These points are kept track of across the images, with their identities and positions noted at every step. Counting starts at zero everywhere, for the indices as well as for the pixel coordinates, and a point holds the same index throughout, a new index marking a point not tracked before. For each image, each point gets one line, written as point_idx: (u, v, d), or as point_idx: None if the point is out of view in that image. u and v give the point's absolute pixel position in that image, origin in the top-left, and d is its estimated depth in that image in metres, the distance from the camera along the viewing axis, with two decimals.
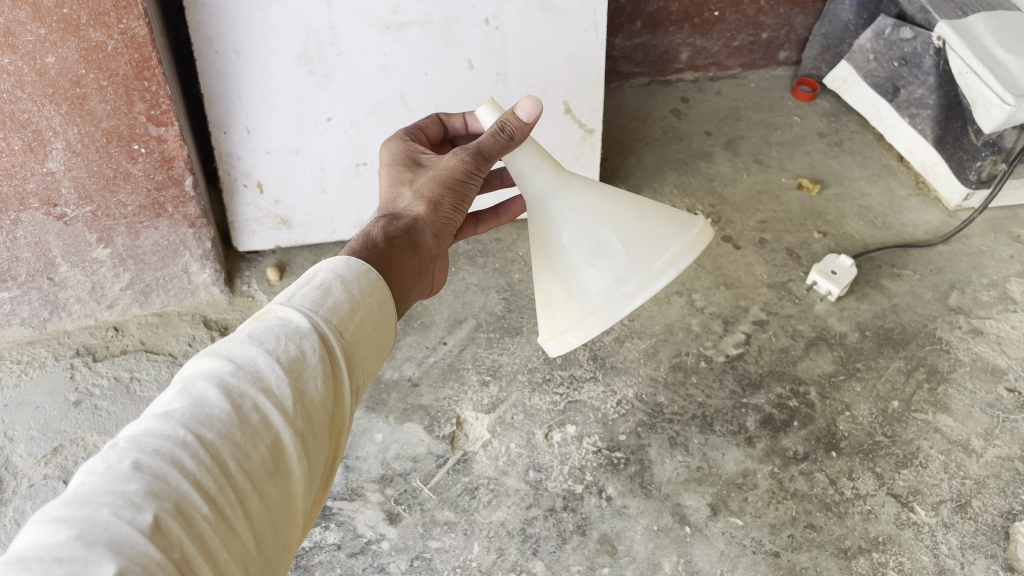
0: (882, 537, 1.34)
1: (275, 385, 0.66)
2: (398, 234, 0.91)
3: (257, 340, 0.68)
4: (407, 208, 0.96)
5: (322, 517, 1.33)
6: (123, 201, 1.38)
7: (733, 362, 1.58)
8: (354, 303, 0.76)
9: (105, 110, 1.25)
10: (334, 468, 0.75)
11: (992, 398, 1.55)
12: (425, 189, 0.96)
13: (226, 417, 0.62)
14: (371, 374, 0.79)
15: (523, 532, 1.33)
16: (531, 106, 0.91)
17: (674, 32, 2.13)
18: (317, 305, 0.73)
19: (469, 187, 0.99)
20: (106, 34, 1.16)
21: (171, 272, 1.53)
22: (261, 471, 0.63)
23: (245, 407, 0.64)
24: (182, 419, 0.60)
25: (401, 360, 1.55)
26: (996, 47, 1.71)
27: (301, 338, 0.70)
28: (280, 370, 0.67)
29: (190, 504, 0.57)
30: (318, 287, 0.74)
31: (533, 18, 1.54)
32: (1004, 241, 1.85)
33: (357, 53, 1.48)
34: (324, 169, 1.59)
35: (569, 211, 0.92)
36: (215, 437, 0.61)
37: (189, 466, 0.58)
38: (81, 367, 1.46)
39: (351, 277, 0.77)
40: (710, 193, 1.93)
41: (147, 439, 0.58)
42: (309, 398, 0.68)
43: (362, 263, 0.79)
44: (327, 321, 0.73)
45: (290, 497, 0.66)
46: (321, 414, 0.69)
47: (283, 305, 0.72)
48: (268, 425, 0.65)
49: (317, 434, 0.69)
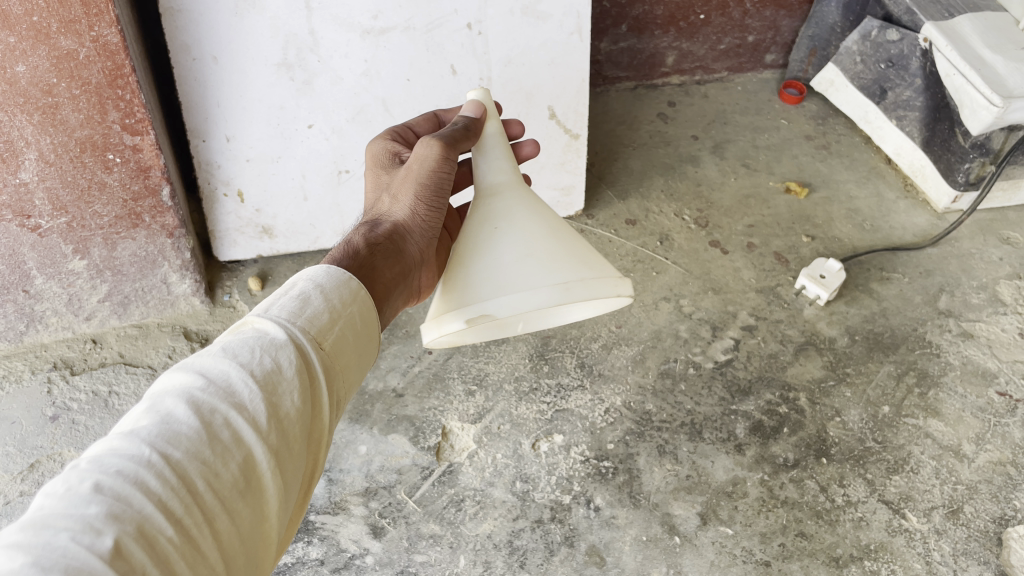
0: (874, 545, 1.32)
1: (248, 401, 0.64)
2: (378, 242, 0.89)
3: (231, 353, 0.66)
4: (387, 213, 0.94)
5: (305, 532, 1.31)
6: (99, 211, 1.35)
7: (721, 368, 1.56)
8: (334, 313, 0.74)
9: (78, 119, 1.22)
10: (313, 486, 0.73)
11: (984, 402, 1.53)
12: (403, 192, 0.94)
13: (195, 435, 0.60)
14: (351, 388, 0.77)
15: (510, 544, 1.31)
16: (474, 104, 0.98)
17: (659, 36, 2.12)
18: (295, 315, 0.71)
19: (444, 180, 0.95)
20: (78, 41, 1.14)
21: (150, 283, 1.50)
22: (232, 490, 0.60)
23: (216, 423, 0.62)
24: (148, 437, 0.58)
25: (385, 370, 1.53)
26: (982, 48, 1.70)
27: (277, 350, 0.68)
28: (253, 385, 0.65)
29: (153, 527, 0.54)
30: (297, 297, 0.73)
31: (516, 22, 1.52)
32: (993, 243, 1.84)
33: (337, 60, 1.46)
34: (305, 176, 1.57)
35: (478, 220, 0.93)
36: (182, 456, 0.58)
37: (153, 487, 0.55)
38: (58, 381, 1.44)
39: (331, 287, 0.75)
40: (697, 198, 1.91)
41: (110, 459, 0.56)
42: (285, 413, 0.66)
43: (343, 272, 0.78)
44: (305, 332, 0.71)
45: (262, 517, 0.63)
46: (297, 430, 0.67)
47: (260, 316, 0.70)
48: (240, 441, 0.62)
49: (293, 451, 0.67)
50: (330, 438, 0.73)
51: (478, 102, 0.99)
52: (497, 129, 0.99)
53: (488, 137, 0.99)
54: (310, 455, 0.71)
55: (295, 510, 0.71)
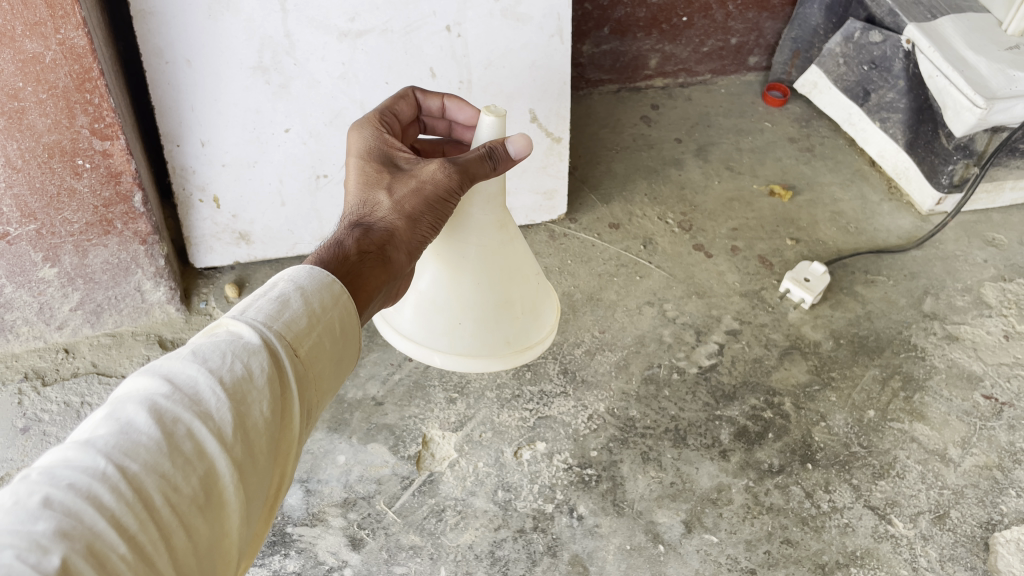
0: (860, 551, 1.31)
1: (214, 410, 0.61)
2: (373, 255, 0.83)
3: (200, 358, 0.63)
4: (385, 221, 0.87)
5: (282, 545, 1.28)
6: (69, 218, 1.32)
7: (706, 373, 1.55)
8: (313, 316, 0.71)
9: (46, 124, 1.19)
10: (281, 498, 0.69)
11: (969, 405, 1.52)
12: (407, 202, 0.88)
13: (155, 446, 0.57)
14: (326, 395, 0.74)
15: (492, 555, 1.28)
16: (523, 145, 0.90)
17: (642, 38, 2.10)
18: (271, 318, 0.68)
19: (449, 206, 0.91)
20: (44, 45, 1.11)
21: (123, 291, 1.47)
22: (191, 505, 0.57)
23: (178, 434, 0.58)
24: (103, 447, 0.55)
25: (364, 378, 1.50)
26: (965, 49, 1.70)
27: (249, 355, 0.65)
28: (221, 393, 0.61)
29: (104, 545, 0.51)
30: (275, 299, 0.69)
31: (495, 24, 1.50)
32: (978, 246, 1.83)
33: (314, 63, 1.44)
34: (283, 182, 1.54)
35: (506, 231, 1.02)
36: (140, 469, 0.55)
37: (106, 502, 0.53)
38: (30, 392, 1.40)
39: (312, 288, 0.72)
40: (680, 201, 1.90)
41: (62, 470, 0.53)
42: (252, 423, 0.63)
43: (324, 273, 0.73)
44: (281, 336, 0.68)
45: (222, 532, 0.60)
46: (264, 441, 0.64)
47: (234, 318, 0.67)
48: (203, 454, 0.59)
49: (260, 463, 0.64)
50: (299, 449, 0.70)
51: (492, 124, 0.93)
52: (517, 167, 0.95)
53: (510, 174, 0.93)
54: (277, 466, 0.68)
55: (260, 523, 0.67)
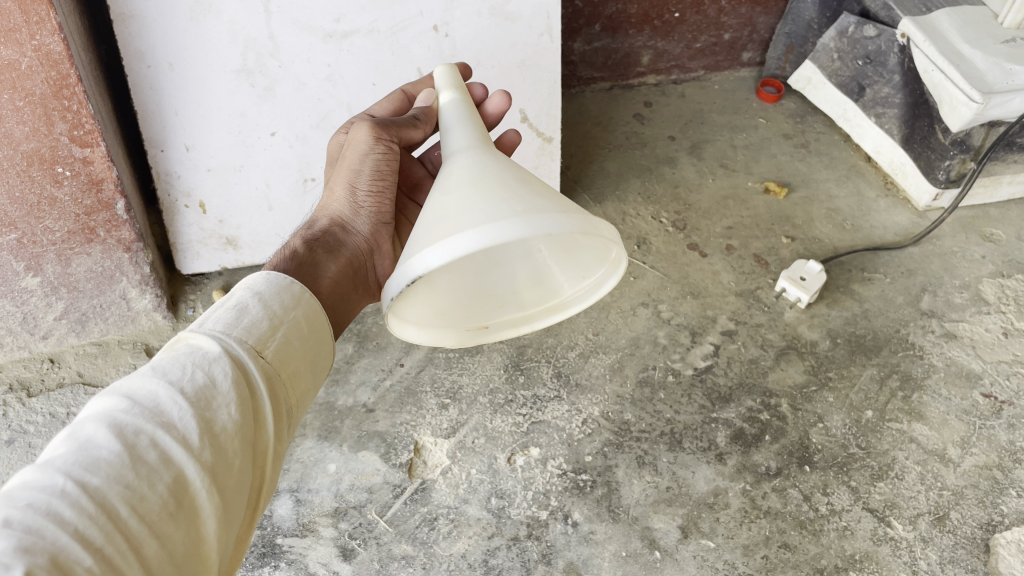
0: (859, 555, 1.29)
1: (177, 419, 0.57)
2: (318, 241, 0.88)
3: (160, 373, 0.60)
4: (323, 207, 0.93)
5: (272, 557, 1.26)
6: (50, 226, 1.30)
7: (701, 375, 1.53)
8: (274, 320, 0.69)
9: (23, 132, 1.17)
10: (263, 506, 0.65)
11: (968, 404, 1.50)
12: (337, 182, 0.93)
13: (117, 459, 0.53)
14: (303, 400, 0.71)
15: (485, 564, 1.26)
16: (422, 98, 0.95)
17: (634, 35, 2.08)
18: (230, 326, 0.65)
19: (384, 175, 0.94)
20: (19, 51, 1.09)
21: (108, 299, 1.45)
22: (161, 514, 0.53)
23: (141, 445, 0.55)
24: (63, 465, 0.51)
25: (355, 385, 1.48)
26: (960, 42, 1.68)
27: (211, 363, 0.62)
28: (183, 403, 0.58)
29: (69, 558, 0.48)
30: (233, 308, 0.67)
31: (484, 23, 1.48)
32: (976, 241, 1.81)
33: (299, 64, 1.42)
34: (269, 186, 1.52)
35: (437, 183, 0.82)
36: (102, 481, 0.51)
37: (68, 517, 0.49)
38: (14, 403, 1.38)
39: (270, 294, 0.70)
40: (674, 200, 1.87)
41: (21, 492, 0.49)
42: (221, 428, 0.59)
43: (282, 278, 0.73)
44: (243, 342, 0.65)
45: (199, 539, 0.56)
46: (238, 446, 0.60)
47: (193, 331, 0.64)
48: (169, 462, 0.55)
49: (236, 469, 0.60)
50: (280, 452, 0.66)
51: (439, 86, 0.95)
52: (455, 97, 0.92)
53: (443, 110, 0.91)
54: (256, 470, 0.63)
55: (243, 532, 0.63)
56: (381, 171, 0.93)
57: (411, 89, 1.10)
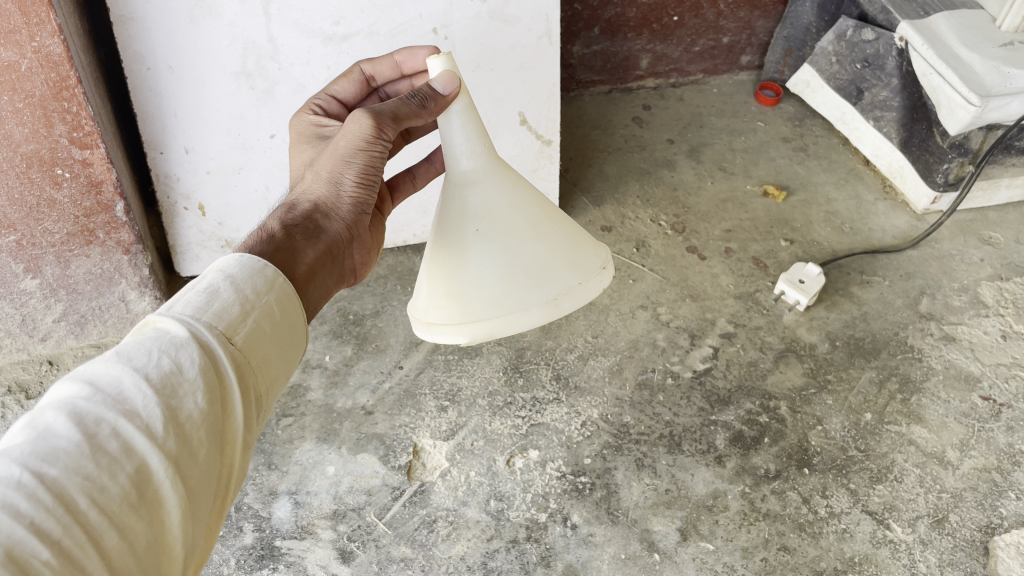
0: (858, 557, 1.29)
1: (141, 408, 0.56)
2: (297, 225, 0.84)
3: (125, 358, 0.58)
4: (307, 193, 0.89)
5: (270, 559, 1.26)
6: (49, 228, 1.30)
7: (700, 377, 1.53)
8: (247, 305, 0.66)
9: (23, 133, 1.17)
10: (236, 494, 0.63)
11: (967, 407, 1.50)
12: (323, 166, 0.89)
13: (75, 449, 0.52)
14: (276, 384, 0.69)
15: (484, 566, 1.26)
16: (446, 79, 0.86)
17: (632, 38, 2.08)
18: (201, 310, 0.63)
19: (375, 161, 0.89)
20: (19, 53, 1.09)
21: (107, 301, 1.45)
22: (122, 506, 0.52)
23: (102, 434, 0.53)
24: (20, 456, 0.50)
25: (354, 388, 1.48)
26: (958, 46, 1.68)
27: (178, 350, 0.59)
28: (147, 390, 0.56)
29: (25, 552, 0.47)
30: (204, 290, 0.64)
31: (483, 26, 1.48)
32: (974, 244, 1.81)
33: (299, 67, 1.42)
34: (269, 188, 1.52)
35: (468, 203, 0.88)
36: (60, 472, 0.50)
37: (24, 509, 0.48)
38: (12, 405, 1.38)
39: (243, 277, 0.67)
40: (673, 203, 1.88)
41: None
42: (187, 417, 0.58)
43: (256, 259, 0.69)
44: (213, 327, 0.63)
45: (162, 530, 0.55)
46: (204, 435, 0.58)
47: (161, 314, 0.62)
48: (131, 452, 0.54)
49: (202, 459, 0.58)
50: (251, 439, 0.64)
51: (449, 71, 0.86)
52: (466, 106, 0.88)
53: (453, 114, 0.87)
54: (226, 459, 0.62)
55: (215, 521, 0.62)
56: (372, 162, 0.89)
57: (373, 69, 1.06)
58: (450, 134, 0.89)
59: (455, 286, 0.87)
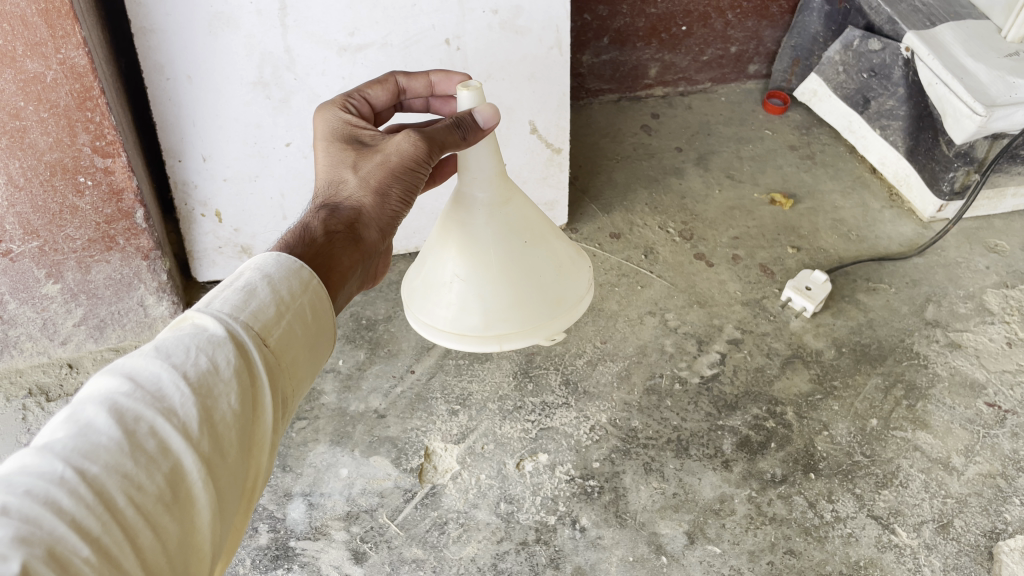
0: (863, 561, 1.30)
1: (178, 406, 0.58)
2: (339, 232, 0.83)
3: (164, 355, 0.60)
4: (348, 201, 0.87)
5: (285, 559, 1.28)
6: (71, 234, 1.33)
7: (708, 383, 1.55)
8: (281, 305, 0.68)
9: (47, 142, 1.20)
10: (261, 491, 0.66)
11: (972, 413, 1.52)
12: (366, 173, 0.88)
13: (115, 446, 0.54)
14: (302, 384, 0.71)
15: (495, 567, 1.28)
16: (489, 112, 0.86)
17: (641, 48, 2.11)
18: (237, 309, 0.65)
19: (418, 178, 0.90)
20: (45, 64, 1.12)
21: (126, 306, 1.48)
22: (156, 505, 0.54)
23: (140, 432, 0.56)
24: (62, 451, 0.52)
25: (367, 392, 1.51)
26: (964, 56, 1.70)
27: (215, 349, 0.62)
28: (185, 389, 0.59)
29: (66, 548, 0.49)
30: (241, 289, 0.67)
31: (494, 37, 1.51)
32: (980, 252, 1.83)
33: (314, 77, 1.45)
34: (284, 196, 1.55)
35: (513, 219, 0.92)
36: (100, 470, 0.53)
37: (66, 506, 0.50)
38: (34, 407, 1.41)
39: (279, 277, 0.69)
40: (681, 210, 1.90)
41: (19, 478, 0.51)
42: (220, 417, 0.60)
43: (293, 260, 0.71)
44: (248, 327, 0.65)
45: (192, 528, 0.57)
46: (235, 436, 0.61)
47: (199, 311, 0.64)
48: (167, 451, 0.57)
49: (231, 458, 0.61)
50: (277, 438, 0.67)
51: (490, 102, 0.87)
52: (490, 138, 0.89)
53: (483, 143, 0.89)
54: (252, 457, 0.64)
55: (239, 517, 0.64)
56: (413, 178, 0.89)
57: (408, 83, 1.07)
58: (475, 161, 0.90)
59: (519, 298, 0.92)
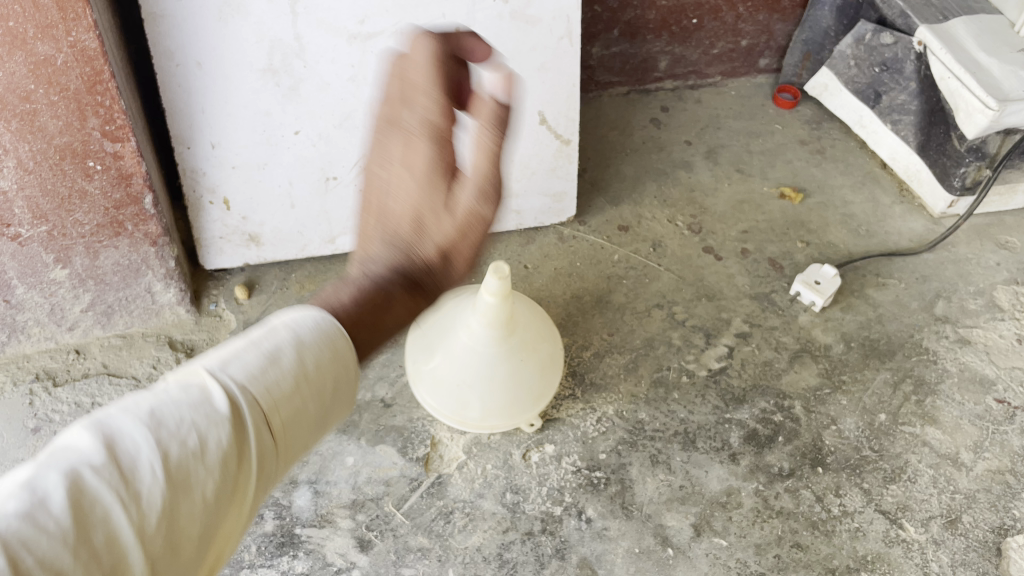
0: (870, 555, 1.31)
1: (149, 482, 0.54)
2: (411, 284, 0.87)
3: (157, 420, 0.57)
4: (433, 235, 0.85)
5: (291, 546, 1.28)
6: (80, 219, 1.33)
7: (715, 376, 1.54)
8: (298, 383, 0.66)
9: (57, 126, 1.20)
10: None
11: (981, 409, 1.51)
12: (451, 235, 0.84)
13: (66, 518, 0.50)
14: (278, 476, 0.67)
15: (500, 557, 1.28)
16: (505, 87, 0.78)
17: (651, 40, 2.10)
18: (254, 376, 0.64)
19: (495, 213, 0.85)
20: (55, 47, 1.12)
21: (134, 292, 1.48)
22: None
23: (97, 510, 0.51)
24: (9, 514, 0.48)
25: (373, 380, 1.50)
26: (977, 51, 1.69)
27: (212, 425, 0.59)
28: (163, 466, 0.55)
29: None
30: (266, 354, 0.66)
31: (504, 27, 1.50)
32: (990, 248, 1.82)
33: (324, 65, 1.44)
34: (292, 184, 1.55)
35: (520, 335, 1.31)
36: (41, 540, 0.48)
37: None
38: (41, 393, 1.43)
39: (309, 349, 0.68)
40: (690, 204, 1.89)
41: None
42: (192, 505, 0.56)
43: (331, 331, 0.71)
44: (252, 403, 0.63)
45: None
46: (201, 529, 0.56)
47: (214, 374, 0.62)
48: (116, 541, 0.51)
49: (190, 557, 0.56)
50: (244, 530, 0.62)
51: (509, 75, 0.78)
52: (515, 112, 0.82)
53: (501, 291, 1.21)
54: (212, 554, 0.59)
55: None
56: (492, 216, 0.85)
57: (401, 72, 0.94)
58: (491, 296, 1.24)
59: (533, 392, 1.35)
